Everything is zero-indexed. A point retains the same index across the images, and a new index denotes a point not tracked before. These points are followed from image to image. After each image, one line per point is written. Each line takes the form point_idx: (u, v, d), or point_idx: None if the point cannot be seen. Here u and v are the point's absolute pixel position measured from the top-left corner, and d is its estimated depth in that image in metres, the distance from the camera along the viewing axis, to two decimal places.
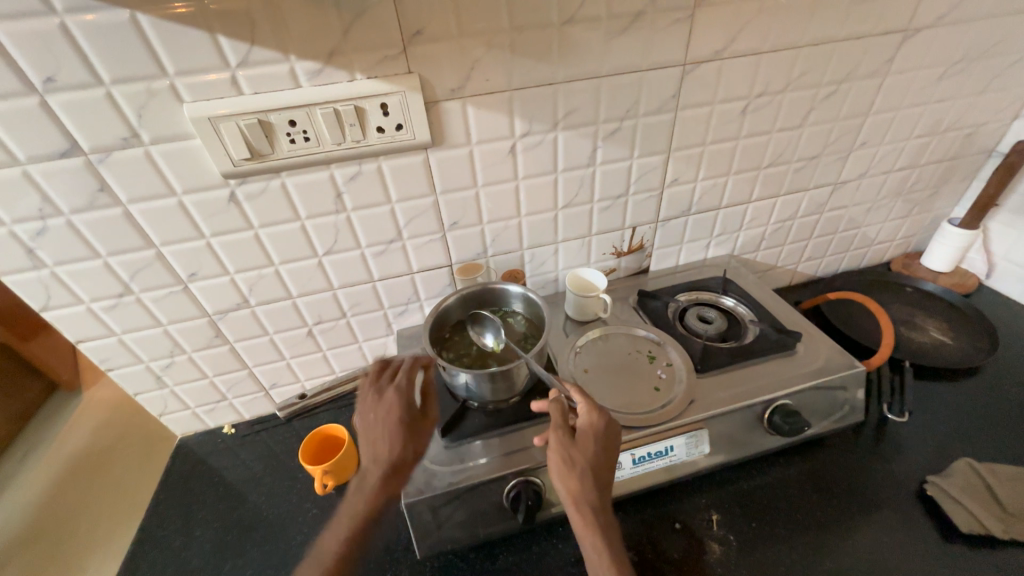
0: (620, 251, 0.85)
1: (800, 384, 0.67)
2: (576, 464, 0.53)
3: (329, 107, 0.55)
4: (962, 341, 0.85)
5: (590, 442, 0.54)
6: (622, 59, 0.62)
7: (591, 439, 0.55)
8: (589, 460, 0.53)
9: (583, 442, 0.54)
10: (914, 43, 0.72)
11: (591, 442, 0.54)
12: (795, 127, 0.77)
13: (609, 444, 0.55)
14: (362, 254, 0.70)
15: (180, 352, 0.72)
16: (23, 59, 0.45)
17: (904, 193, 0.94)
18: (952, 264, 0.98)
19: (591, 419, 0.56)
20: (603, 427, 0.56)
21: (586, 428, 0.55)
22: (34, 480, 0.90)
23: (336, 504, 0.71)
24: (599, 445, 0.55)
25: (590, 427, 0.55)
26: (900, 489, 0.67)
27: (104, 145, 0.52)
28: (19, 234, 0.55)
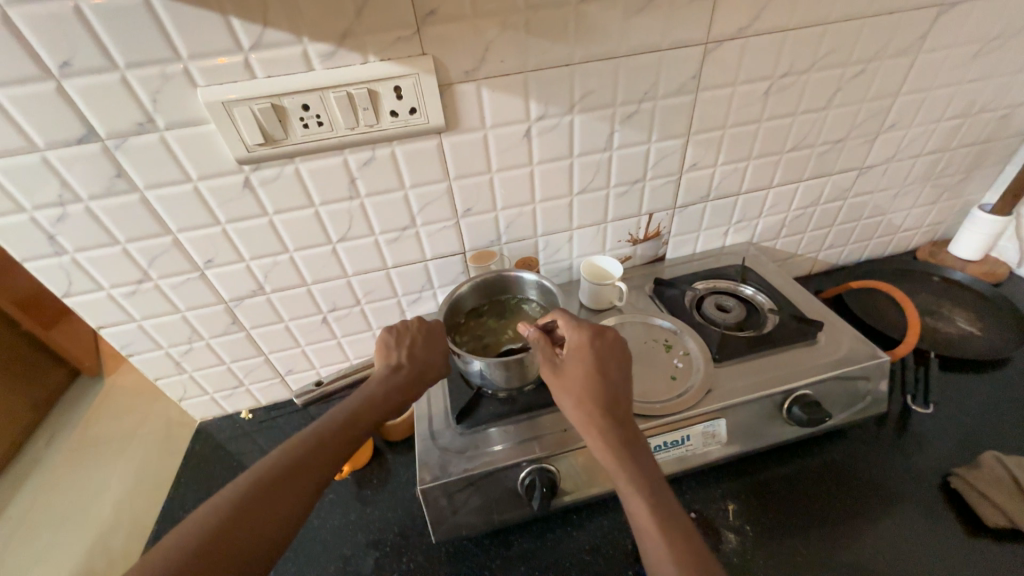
0: (636, 238, 0.83)
1: (821, 374, 0.65)
2: (581, 396, 0.52)
3: (342, 91, 0.54)
4: (991, 331, 0.82)
5: (589, 371, 0.53)
6: (641, 39, 0.60)
7: (590, 367, 0.53)
8: (593, 387, 0.52)
9: (581, 373, 0.53)
10: (949, 19, 0.69)
11: (578, 359, 0.54)
12: (820, 109, 0.74)
13: (600, 357, 0.54)
14: (375, 241, 0.70)
15: (198, 338, 0.73)
16: (39, 43, 0.45)
17: (933, 177, 0.90)
18: (981, 252, 0.94)
19: (584, 346, 0.54)
20: (601, 353, 0.54)
21: (583, 356, 0.54)
22: (61, 463, 0.93)
23: (351, 489, 0.72)
24: (601, 372, 0.53)
25: (586, 354, 0.54)
26: (924, 481, 0.65)
27: (120, 130, 0.52)
28: (40, 221, 0.56)
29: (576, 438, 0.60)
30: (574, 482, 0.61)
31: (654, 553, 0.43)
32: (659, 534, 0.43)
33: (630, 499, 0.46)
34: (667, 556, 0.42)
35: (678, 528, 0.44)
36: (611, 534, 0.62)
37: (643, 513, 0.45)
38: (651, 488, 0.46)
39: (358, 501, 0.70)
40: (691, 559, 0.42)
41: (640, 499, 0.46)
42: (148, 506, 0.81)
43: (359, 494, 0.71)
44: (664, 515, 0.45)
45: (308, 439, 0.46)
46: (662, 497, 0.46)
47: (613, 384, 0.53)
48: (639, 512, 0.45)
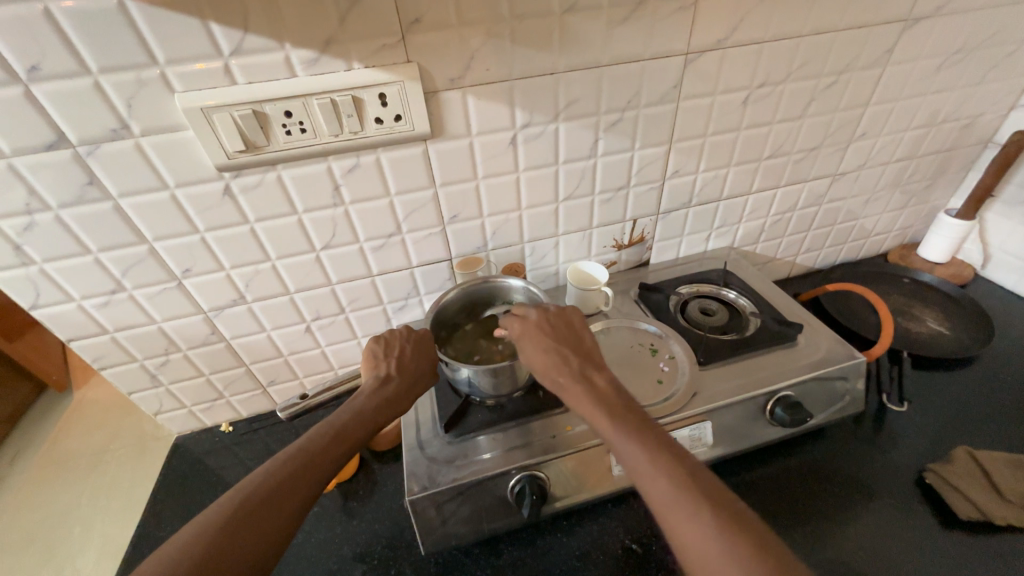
0: (621, 244, 0.84)
1: (802, 375, 0.67)
2: (541, 360, 0.55)
3: (325, 98, 0.53)
4: (959, 331, 0.86)
5: (546, 339, 0.56)
6: (624, 48, 0.61)
7: (544, 335, 0.57)
8: (549, 351, 0.55)
9: (538, 341, 0.56)
10: (914, 33, 0.71)
11: (529, 345, 0.56)
12: (796, 117, 0.76)
13: (544, 337, 0.56)
14: (360, 248, 0.69)
15: (175, 350, 0.70)
16: (6, 47, 0.44)
17: (902, 183, 0.94)
18: (948, 255, 0.98)
19: (535, 321, 0.59)
20: (554, 324, 0.58)
21: (538, 327, 0.58)
22: (25, 482, 0.88)
23: (336, 501, 0.70)
24: (556, 339, 0.57)
25: (541, 325, 0.58)
26: (901, 477, 0.67)
27: (93, 137, 0.50)
28: (6, 230, 0.53)
29: (565, 444, 0.60)
30: (563, 488, 0.61)
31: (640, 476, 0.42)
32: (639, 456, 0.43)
33: (607, 434, 0.46)
34: (652, 474, 0.42)
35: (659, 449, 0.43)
36: (601, 539, 0.62)
37: (621, 443, 0.45)
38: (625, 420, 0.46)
39: (344, 513, 0.68)
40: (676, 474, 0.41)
41: (615, 430, 0.46)
42: (121, 525, 0.78)
43: (345, 506, 0.69)
44: (642, 439, 0.44)
45: (295, 455, 0.45)
46: (638, 425, 0.46)
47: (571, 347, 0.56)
48: (616, 441, 0.45)
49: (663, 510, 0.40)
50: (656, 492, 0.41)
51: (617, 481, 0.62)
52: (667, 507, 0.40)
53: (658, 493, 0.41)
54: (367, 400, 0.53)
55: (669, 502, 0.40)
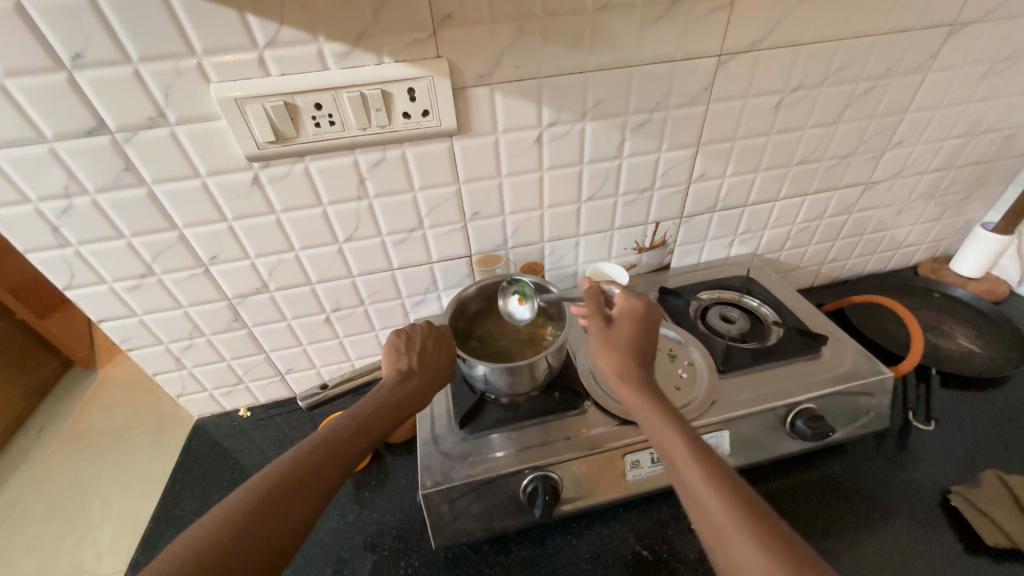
0: (642, 246, 0.83)
1: (825, 388, 0.65)
2: (614, 368, 0.55)
3: (355, 91, 0.54)
4: (991, 350, 0.83)
5: (628, 342, 0.56)
6: (655, 48, 0.60)
7: (625, 337, 0.56)
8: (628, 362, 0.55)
9: (615, 348, 0.56)
10: (959, 39, 0.69)
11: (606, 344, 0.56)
12: (829, 123, 0.74)
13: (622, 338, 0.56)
14: (382, 242, 0.69)
15: (199, 335, 0.72)
16: (52, 34, 0.45)
17: (938, 194, 0.91)
18: (982, 270, 0.95)
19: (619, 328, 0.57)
20: (638, 327, 0.57)
21: (621, 329, 0.57)
22: (51, 454, 0.91)
23: (349, 491, 0.71)
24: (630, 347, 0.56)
25: (624, 325, 0.57)
26: (924, 498, 0.65)
27: (130, 124, 0.51)
28: (44, 212, 0.55)
29: (578, 446, 0.60)
30: (576, 490, 0.60)
31: (707, 516, 0.43)
32: (716, 500, 0.42)
33: (682, 466, 0.46)
34: (726, 519, 0.41)
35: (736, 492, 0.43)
36: (611, 544, 0.62)
37: (698, 480, 0.44)
38: (702, 455, 0.46)
39: (356, 503, 0.69)
40: (755, 525, 0.40)
41: (694, 467, 0.45)
42: (140, 500, 0.80)
43: (357, 495, 0.70)
44: (720, 482, 0.44)
45: (320, 445, 0.45)
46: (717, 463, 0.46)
47: (648, 361, 0.56)
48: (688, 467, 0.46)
49: (732, 558, 0.40)
50: (729, 540, 0.41)
51: (630, 486, 0.62)
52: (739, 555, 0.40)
53: (730, 540, 0.40)
54: (390, 397, 0.53)
55: (743, 553, 0.39)
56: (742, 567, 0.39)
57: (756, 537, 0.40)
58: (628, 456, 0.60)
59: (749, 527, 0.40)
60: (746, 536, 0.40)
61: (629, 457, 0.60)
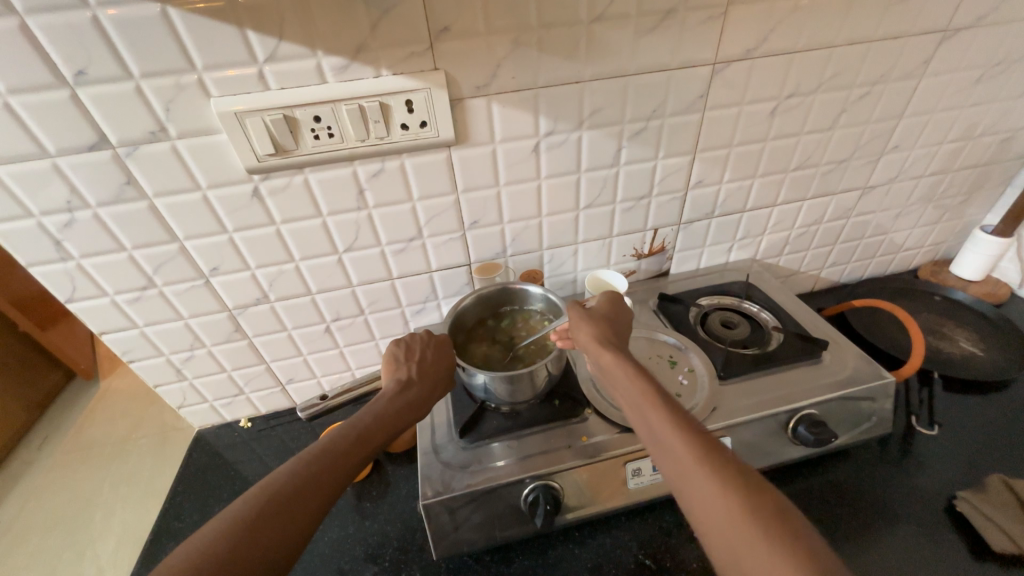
0: (641, 253, 0.83)
1: (826, 394, 0.65)
2: (595, 335, 0.55)
3: (354, 104, 0.54)
4: (994, 353, 0.82)
5: (604, 317, 0.58)
6: (650, 58, 0.61)
7: (603, 314, 0.58)
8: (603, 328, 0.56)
9: (592, 320, 0.57)
10: (952, 44, 0.69)
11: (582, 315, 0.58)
12: (825, 129, 0.75)
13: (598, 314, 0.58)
14: (381, 251, 0.70)
15: (200, 346, 0.72)
16: (56, 52, 0.46)
17: (936, 198, 0.91)
18: (983, 273, 0.94)
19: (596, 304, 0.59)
20: (615, 308, 0.60)
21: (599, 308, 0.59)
22: (53, 467, 0.91)
23: (350, 501, 0.71)
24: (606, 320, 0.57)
25: (601, 306, 0.60)
26: (929, 504, 0.64)
27: (132, 139, 0.52)
28: (47, 226, 0.56)
29: (579, 454, 0.60)
30: (577, 499, 0.60)
31: (676, 461, 0.42)
32: (677, 443, 0.42)
33: (644, 411, 0.46)
34: (687, 459, 0.41)
35: (697, 433, 0.43)
36: (614, 553, 0.61)
37: (659, 424, 0.44)
38: (664, 400, 0.46)
39: (356, 513, 0.69)
40: (716, 463, 0.40)
41: (657, 412, 0.45)
42: (140, 512, 0.80)
43: (358, 506, 0.70)
44: (682, 424, 0.43)
45: (319, 455, 0.46)
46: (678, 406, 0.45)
47: (624, 333, 0.58)
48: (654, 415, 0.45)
49: (702, 503, 0.39)
50: (691, 479, 0.40)
51: (632, 494, 0.61)
52: (700, 493, 0.39)
53: (699, 486, 0.40)
54: (389, 406, 0.53)
55: (704, 490, 0.39)
56: (713, 511, 0.38)
57: (717, 474, 0.40)
58: (629, 464, 0.60)
59: (709, 464, 0.40)
60: (706, 473, 0.40)
61: (630, 465, 0.60)
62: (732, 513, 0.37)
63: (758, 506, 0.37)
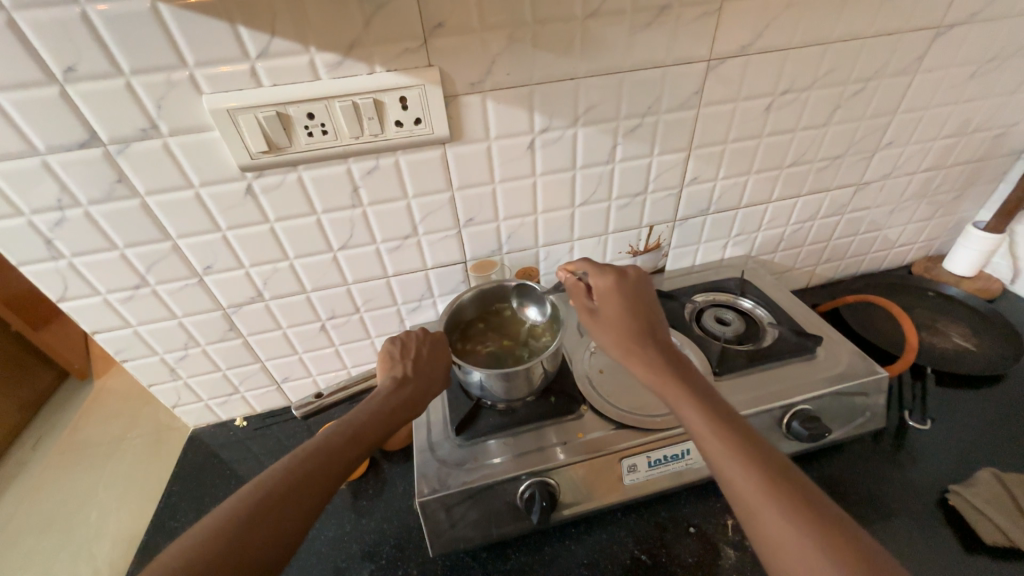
0: (636, 250, 0.84)
1: (820, 389, 0.65)
2: (621, 344, 0.55)
3: (348, 100, 0.54)
4: (985, 348, 0.83)
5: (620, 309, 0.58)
6: (645, 54, 0.61)
7: (615, 313, 0.57)
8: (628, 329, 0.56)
9: (616, 326, 0.57)
10: (946, 41, 0.70)
11: (606, 315, 0.58)
12: (819, 126, 0.75)
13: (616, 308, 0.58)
14: (376, 249, 0.69)
15: (194, 345, 0.72)
16: (44, 48, 0.45)
17: (929, 194, 0.91)
18: (975, 269, 0.95)
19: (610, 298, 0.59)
20: (620, 299, 0.58)
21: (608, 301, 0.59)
22: (47, 467, 0.91)
23: (346, 499, 0.71)
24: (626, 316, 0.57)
25: (609, 303, 0.58)
26: (920, 497, 0.65)
27: (123, 136, 0.52)
28: (37, 225, 0.55)
29: (576, 451, 0.60)
30: (573, 495, 0.60)
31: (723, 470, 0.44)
32: (740, 471, 0.43)
33: (696, 430, 0.47)
34: (740, 475, 0.42)
35: (759, 459, 0.43)
36: (609, 549, 0.62)
37: (719, 451, 0.44)
38: (721, 423, 0.46)
39: (353, 511, 0.69)
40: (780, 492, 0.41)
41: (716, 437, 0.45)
42: (136, 511, 0.79)
43: (354, 504, 0.70)
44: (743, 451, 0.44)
45: (314, 453, 0.45)
46: (736, 428, 0.46)
47: (642, 326, 0.56)
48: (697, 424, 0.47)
49: (753, 512, 0.41)
50: (753, 507, 0.41)
51: (627, 490, 0.62)
52: (765, 522, 0.40)
53: (749, 495, 0.42)
54: (385, 404, 0.53)
55: (770, 519, 0.40)
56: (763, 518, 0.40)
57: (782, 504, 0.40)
58: (625, 460, 0.60)
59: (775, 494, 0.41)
60: (772, 504, 0.40)
61: (626, 461, 0.60)
62: (794, 533, 0.39)
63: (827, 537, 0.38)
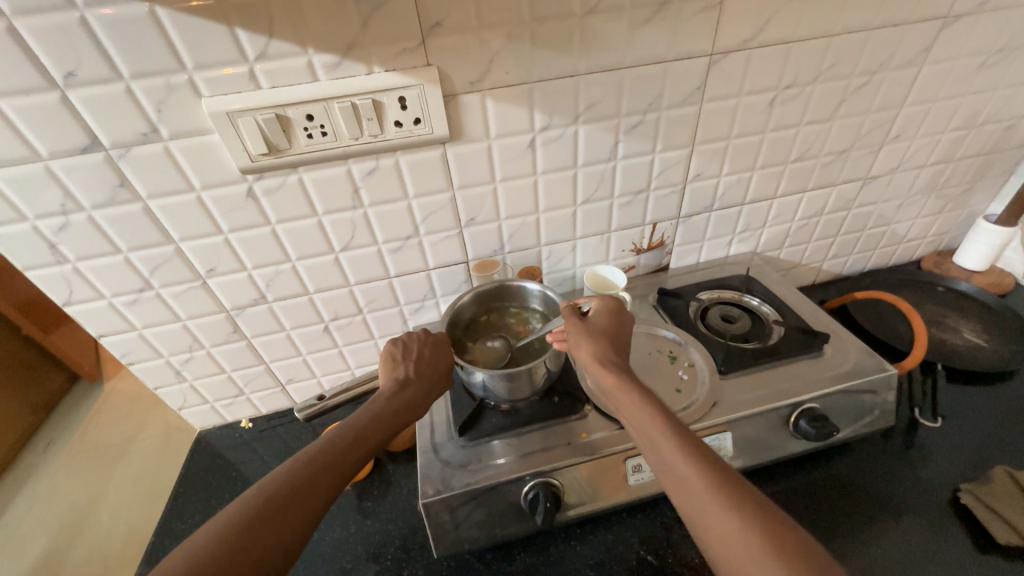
0: (640, 248, 0.83)
1: (828, 387, 0.64)
2: (599, 354, 0.53)
3: (346, 101, 0.54)
4: (997, 344, 0.81)
5: (603, 328, 0.57)
6: (646, 50, 0.60)
7: (602, 327, 0.57)
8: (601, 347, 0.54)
9: (594, 337, 0.55)
10: (953, 31, 0.68)
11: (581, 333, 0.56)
12: (825, 120, 0.74)
13: (596, 329, 0.57)
14: (378, 250, 0.69)
15: (199, 347, 0.72)
16: (45, 54, 0.45)
17: (938, 187, 0.90)
18: (986, 263, 0.93)
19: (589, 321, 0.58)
20: (614, 318, 0.58)
21: (597, 320, 0.58)
22: (58, 470, 0.92)
23: (351, 500, 0.71)
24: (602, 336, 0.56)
25: (599, 318, 0.58)
26: (931, 496, 0.64)
27: (124, 141, 0.52)
28: (42, 230, 0.55)
29: (580, 451, 0.60)
30: (578, 496, 0.60)
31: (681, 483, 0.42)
32: (694, 476, 0.41)
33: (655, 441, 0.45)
34: (698, 487, 0.41)
35: (715, 467, 0.42)
36: (615, 549, 0.61)
37: (673, 458, 0.43)
38: (676, 429, 0.45)
39: (358, 513, 0.69)
40: (733, 496, 0.40)
41: (671, 443, 0.44)
42: (144, 512, 0.80)
43: (359, 505, 0.70)
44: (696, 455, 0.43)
45: (317, 455, 0.45)
46: (694, 442, 0.44)
47: (624, 347, 0.56)
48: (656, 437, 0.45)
49: (710, 527, 0.39)
50: (706, 513, 0.40)
51: (632, 490, 0.61)
52: (721, 530, 0.39)
53: (706, 510, 0.40)
54: (386, 406, 0.53)
55: (723, 526, 0.38)
56: (721, 534, 0.39)
57: (736, 508, 0.39)
58: (630, 460, 0.60)
59: (728, 499, 0.39)
60: (725, 509, 0.39)
61: (631, 461, 0.60)
62: (750, 549, 0.37)
63: (780, 541, 0.37)
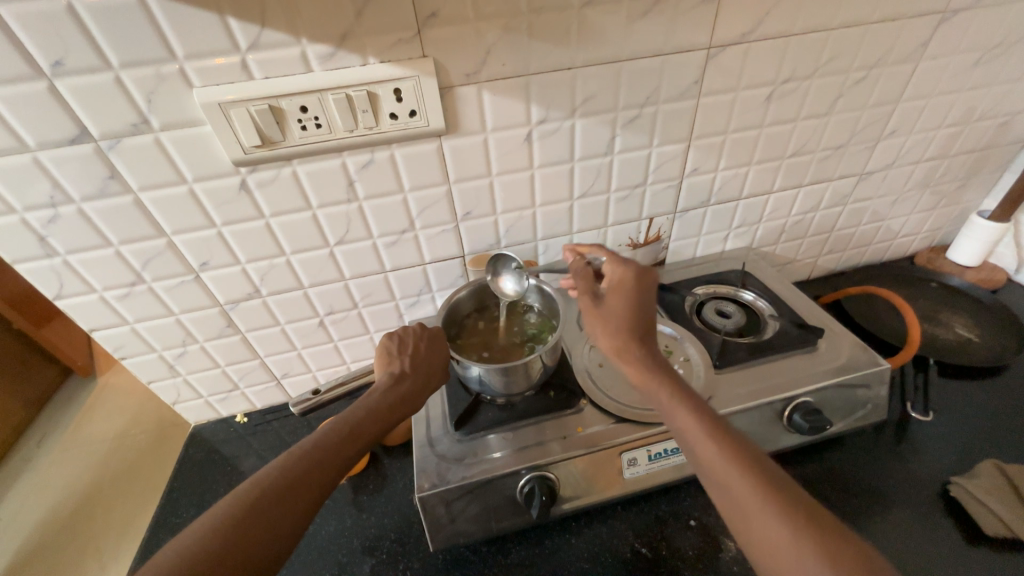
0: (636, 243, 0.82)
1: (821, 381, 0.65)
2: (621, 344, 0.50)
3: (341, 93, 0.53)
4: (989, 339, 0.82)
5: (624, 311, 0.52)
6: (643, 44, 0.60)
7: (619, 309, 0.52)
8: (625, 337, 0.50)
9: (613, 322, 0.51)
10: (951, 26, 0.68)
11: (600, 321, 0.52)
12: (821, 114, 0.74)
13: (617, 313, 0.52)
14: (373, 244, 0.69)
15: (192, 341, 0.72)
16: (31, 42, 0.44)
17: (933, 183, 0.90)
18: (979, 259, 0.94)
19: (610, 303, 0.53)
20: (635, 294, 0.53)
21: (615, 299, 0.53)
22: (52, 464, 0.91)
23: (347, 494, 0.71)
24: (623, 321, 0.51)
25: (617, 296, 0.53)
26: (922, 489, 0.65)
27: (113, 132, 0.51)
28: (31, 222, 0.55)
29: (576, 445, 0.60)
30: (573, 489, 0.60)
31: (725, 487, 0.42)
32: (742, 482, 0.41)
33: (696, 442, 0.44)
34: (744, 492, 0.40)
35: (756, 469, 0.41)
36: (610, 543, 0.62)
37: (719, 462, 0.42)
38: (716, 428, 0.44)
39: (354, 507, 0.69)
40: (784, 505, 0.39)
41: (715, 444, 0.43)
42: (140, 504, 0.80)
43: (355, 499, 0.70)
44: (745, 459, 0.42)
45: (311, 451, 0.45)
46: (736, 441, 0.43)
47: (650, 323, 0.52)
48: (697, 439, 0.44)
49: (756, 533, 0.39)
50: (753, 518, 0.39)
51: (628, 483, 0.62)
52: (767, 535, 0.38)
53: (750, 516, 0.40)
54: (381, 402, 0.52)
55: (774, 534, 0.38)
56: (767, 540, 0.38)
57: (786, 516, 0.38)
58: (625, 454, 0.60)
59: (780, 507, 0.39)
60: (776, 517, 0.38)
61: (626, 455, 0.60)
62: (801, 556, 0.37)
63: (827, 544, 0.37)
